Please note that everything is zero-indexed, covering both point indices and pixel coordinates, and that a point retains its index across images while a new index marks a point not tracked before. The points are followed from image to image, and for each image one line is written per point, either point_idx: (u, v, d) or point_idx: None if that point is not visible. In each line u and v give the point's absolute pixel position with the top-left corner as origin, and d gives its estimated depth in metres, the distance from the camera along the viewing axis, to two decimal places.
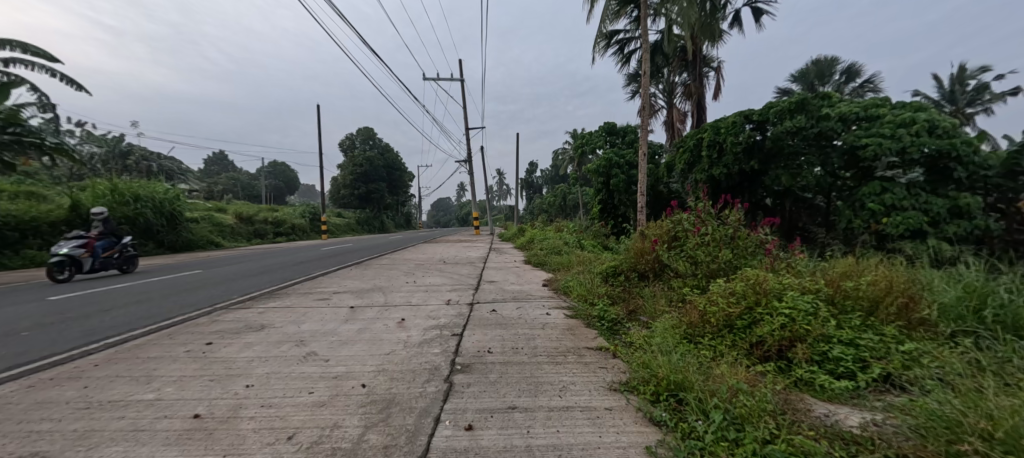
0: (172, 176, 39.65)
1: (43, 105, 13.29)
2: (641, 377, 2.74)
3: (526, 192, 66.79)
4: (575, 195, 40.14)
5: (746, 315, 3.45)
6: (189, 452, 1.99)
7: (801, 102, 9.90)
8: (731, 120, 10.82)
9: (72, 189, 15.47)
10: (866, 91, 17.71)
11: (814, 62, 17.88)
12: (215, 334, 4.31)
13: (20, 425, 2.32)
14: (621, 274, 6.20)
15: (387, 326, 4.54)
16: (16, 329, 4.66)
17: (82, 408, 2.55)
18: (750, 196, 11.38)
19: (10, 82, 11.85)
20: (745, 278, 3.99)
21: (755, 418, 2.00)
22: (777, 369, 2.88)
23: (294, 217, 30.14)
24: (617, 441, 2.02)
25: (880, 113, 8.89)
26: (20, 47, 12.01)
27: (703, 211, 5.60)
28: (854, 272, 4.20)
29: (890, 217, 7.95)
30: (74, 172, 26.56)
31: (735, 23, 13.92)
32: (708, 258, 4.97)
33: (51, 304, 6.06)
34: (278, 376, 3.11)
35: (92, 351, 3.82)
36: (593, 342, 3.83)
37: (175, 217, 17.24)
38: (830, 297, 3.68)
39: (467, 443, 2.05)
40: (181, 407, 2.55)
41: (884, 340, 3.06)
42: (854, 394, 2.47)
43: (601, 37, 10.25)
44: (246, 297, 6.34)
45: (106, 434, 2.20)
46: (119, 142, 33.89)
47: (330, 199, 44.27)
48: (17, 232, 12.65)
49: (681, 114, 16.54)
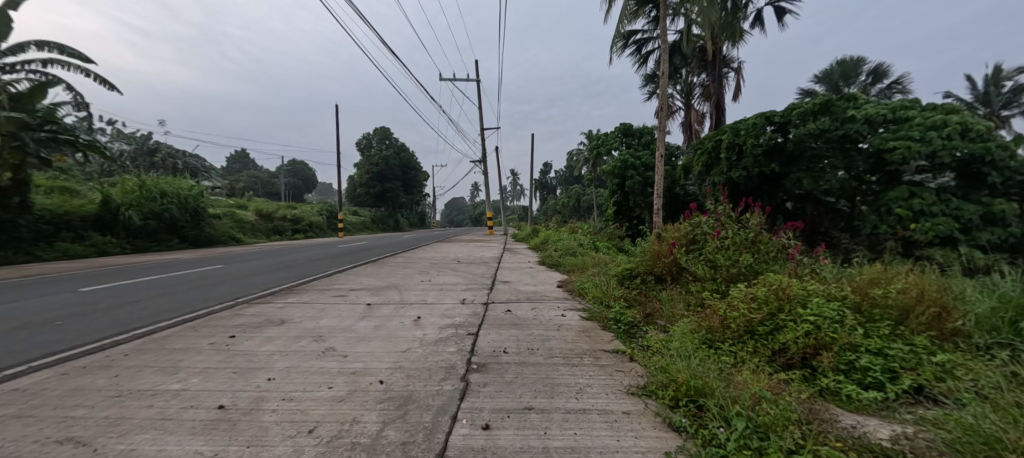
0: (197, 174, 41.06)
1: (78, 103, 13.86)
2: (659, 382, 2.70)
3: (539, 192, 67.09)
4: (589, 196, 40.33)
5: (769, 321, 3.35)
6: (214, 442, 2.05)
7: (825, 103, 9.69)
8: (751, 121, 10.66)
9: (102, 185, 16.10)
10: (894, 92, 17.12)
11: (839, 62, 17.38)
12: (237, 327, 4.42)
13: (56, 410, 2.43)
14: (637, 277, 6.14)
15: (403, 324, 4.58)
16: (48, 320, 4.80)
17: (112, 396, 2.66)
18: (769, 199, 11.17)
19: (47, 81, 12.32)
20: (766, 283, 3.88)
21: (780, 427, 1.94)
22: (802, 377, 2.80)
23: (312, 215, 30.82)
24: (635, 445, 1.99)
25: (909, 114, 8.52)
26: (58, 48, 12.58)
27: (723, 215, 5.51)
28: (883, 278, 4.07)
29: (918, 223, 7.69)
30: (106, 169, 27.90)
31: (756, 23, 13.51)
32: (727, 262, 4.87)
33: (84, 295, 6.30)
34: (298, 370, 3.18)
35: (119, 344, 3.87)
36: (609, 345, 3.79)
37: (199, 213, 17.82)
38: (856, 305, 3.57)
39: (485, 442, 2.05)
40: (206, 398, 2.63)
41: (915, 350, 2.94)
42: (884, 406, 2.39)
43: (618, 37, 10.11)
44: (266, 292, 6.45)
45: (136, 421, 2.28)
46: (147, 139, 35.30)
47: (346, 198, 45.08)
48: (51, 225, 13.30)
49: (699, 115, 16.31)
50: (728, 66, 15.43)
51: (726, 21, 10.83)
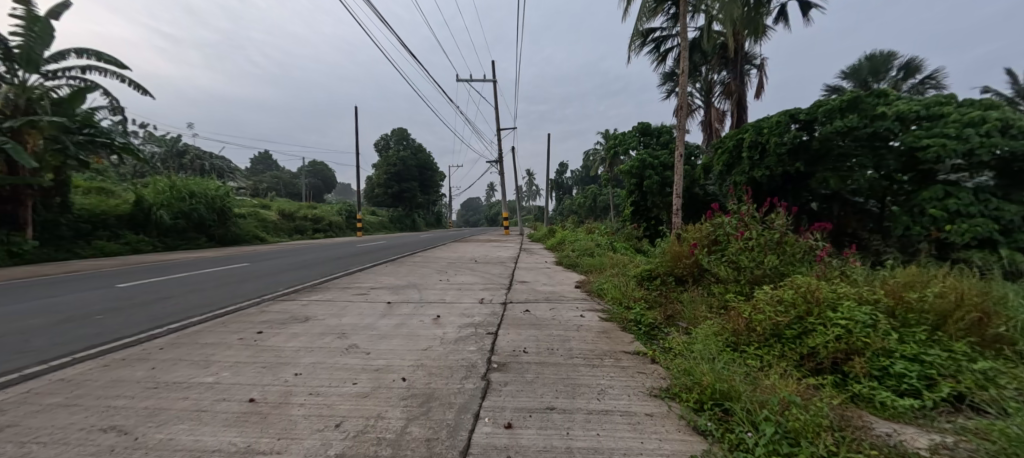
0: (223, 175, 42.47)
1: (114, 108, 14.52)
2: (683, 385, 2.66)
3: (555, 192, 66.88)
4: (606, 196, 39.99)
5: (796, 324, 3.28)
6: (246, 434, 2.12)
7: (854, 100, 9.36)
8: (774, 119, 10.36)
9: (136, 185, 16.82)
10: (927, 87, 16.41)
11: (867, 57, 16.76)
12: (264, 324, 4.56)
13: (99, 400, 2.55)
14: (657, 278, 6.06)
15: (423, 323, 4.64)
16: (88, 314, 5.04)
17: (150, 387, 2.78)
18: (793, 200, 10.83)
19: (86, 87, 12.93)
20: (794, 285, 3.78)
21: (811, 434, 1.89)
22: (832, 383, 2.73)
23: (331, 215, 31.47)
24: (660, 448, 1.97)
25: (945, 111, 8.14)
26: (95, 55, 13.21)
27: (746, 215, 5.40)
28: (918, 282, 3.91)
29: (954, 224, 7.37)
30: (139, 170, 29.15)
31: (780, 18, 13.15)
32: (752, 264, 4.76)
33: (120, 291, 6.60)
34: (323, 366, 3.26)
35: (155, 338, 4.04)
36: (630, 346, 3.76)
37: (225, 213, 18.43)
38: (890, 309, 3.45)
39: (508, 441, 2.06)
40: (238, 391, 2.72)
41: (954, 357, 2.81)
42: (921, 414, 2.30)
43: (636, 35, 9.99)
44: (290, 290, 6.62)
45: (173, 412, 2.38)
46: (177, 142, 36.72)
47: (365, 198, 45.86)
48: (89, 225, 13.97)
49: (720, 114, 15.97)
50: (751, 63, 15.05)
51: (749, 16, 10.55)
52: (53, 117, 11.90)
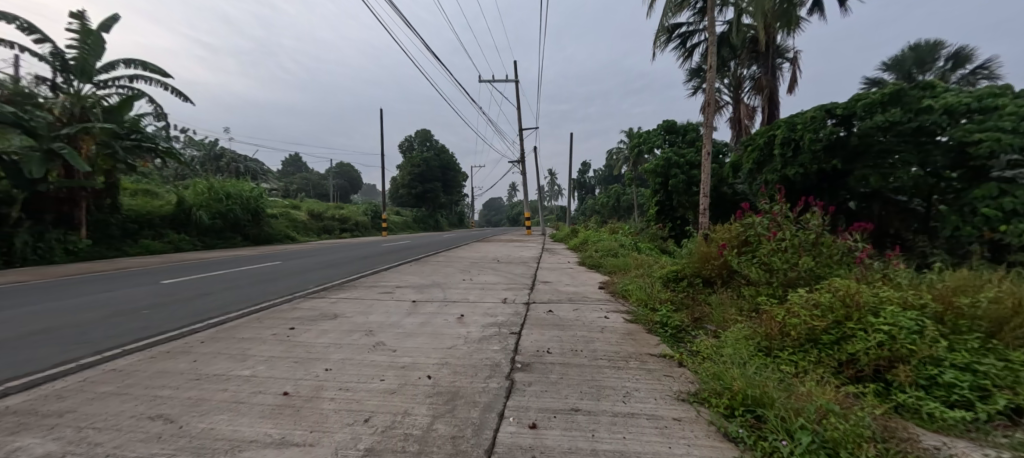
0: (256, 176, 44.38)
1: (158, 114, 15.39)
2: (712, 389, 2.59)
3: (577, 191, 66.35)
4: (630, 196, 39.36)
5: (834, 329, 3.13)
6: (281, 425, 2.22)
7: (896, 93, 8.86)
8: (809, 114, 9.90)
9: (178, 188, 17.82)
10: (979, 78, 15.31)
11: (911, 47, 15.79)
12: (295, 320, 4.74)
13: (146, 390, 2.72)
14: (684, 280, 5.91)
15: (448, 322, 4.70)
16: (135, 309, 5.37)
17: (192, 379, 2.95)
18: (830, 198, 10.34)
19: (134, 95, 13.77)
20: (831, 288, 3.60)
21: (852, 444, 1.80)
22: (874, 392, 2.59)
23: (357, 215, 32.35)
24: (688, 453, 1.93)
25: (1000, 103, 7.57)
26: (142, 65, 14.04)
27: (779, 215, 5.20)
28: (970, 287, 3.66)
29: (1010, 224, 6.86)
30: (180, 173, 30.82)
31: (815, 9, 12.56)
32: (785, 265, 4.58)
33: (163, 287, 6.98)
34: (351, 362, 3.35)
35: (195, 332, 4.26)
36: (656, 349, 3.69)
37: (258, 213, 19.24)
38: (938, 316, 3.24)
39: (532, 441, 2.07)
40: (273, 385, 2.84)
41: (1011, 367, 2.62)
42: (973, 427, 2.15)
43: (662, 32, 9.78)
44: (319, 288, 6.84)
45: (214, 403, 2.51)
46: (214, 146, 38.59)
47: (390, 199, 46.90)
48: (136, 224, 14.89)
49: (749, 110, 15.40)
50: (783, 57, 14.43)
51: (781, 8, 10.13)
52: (105, 124, 12.74)
